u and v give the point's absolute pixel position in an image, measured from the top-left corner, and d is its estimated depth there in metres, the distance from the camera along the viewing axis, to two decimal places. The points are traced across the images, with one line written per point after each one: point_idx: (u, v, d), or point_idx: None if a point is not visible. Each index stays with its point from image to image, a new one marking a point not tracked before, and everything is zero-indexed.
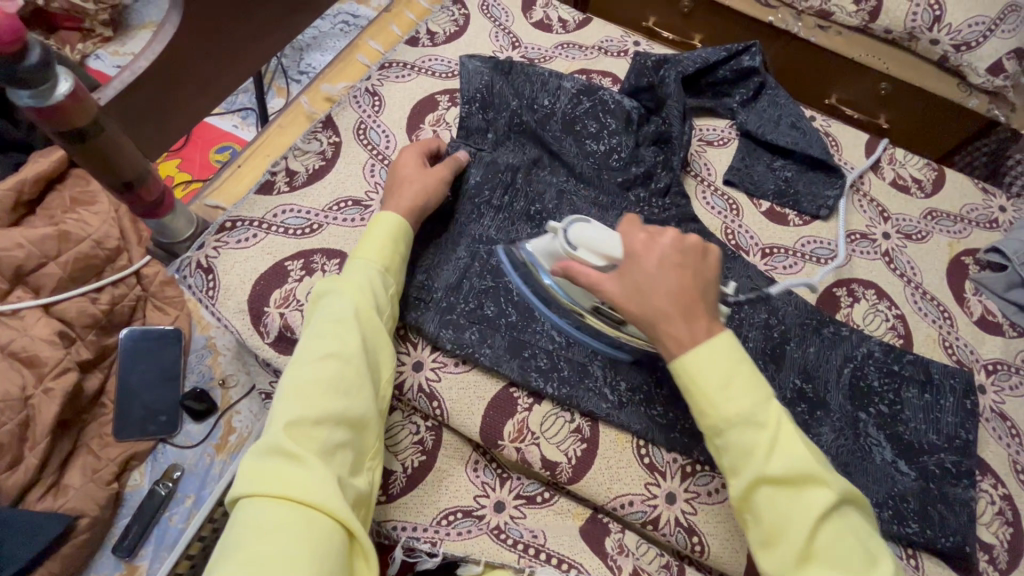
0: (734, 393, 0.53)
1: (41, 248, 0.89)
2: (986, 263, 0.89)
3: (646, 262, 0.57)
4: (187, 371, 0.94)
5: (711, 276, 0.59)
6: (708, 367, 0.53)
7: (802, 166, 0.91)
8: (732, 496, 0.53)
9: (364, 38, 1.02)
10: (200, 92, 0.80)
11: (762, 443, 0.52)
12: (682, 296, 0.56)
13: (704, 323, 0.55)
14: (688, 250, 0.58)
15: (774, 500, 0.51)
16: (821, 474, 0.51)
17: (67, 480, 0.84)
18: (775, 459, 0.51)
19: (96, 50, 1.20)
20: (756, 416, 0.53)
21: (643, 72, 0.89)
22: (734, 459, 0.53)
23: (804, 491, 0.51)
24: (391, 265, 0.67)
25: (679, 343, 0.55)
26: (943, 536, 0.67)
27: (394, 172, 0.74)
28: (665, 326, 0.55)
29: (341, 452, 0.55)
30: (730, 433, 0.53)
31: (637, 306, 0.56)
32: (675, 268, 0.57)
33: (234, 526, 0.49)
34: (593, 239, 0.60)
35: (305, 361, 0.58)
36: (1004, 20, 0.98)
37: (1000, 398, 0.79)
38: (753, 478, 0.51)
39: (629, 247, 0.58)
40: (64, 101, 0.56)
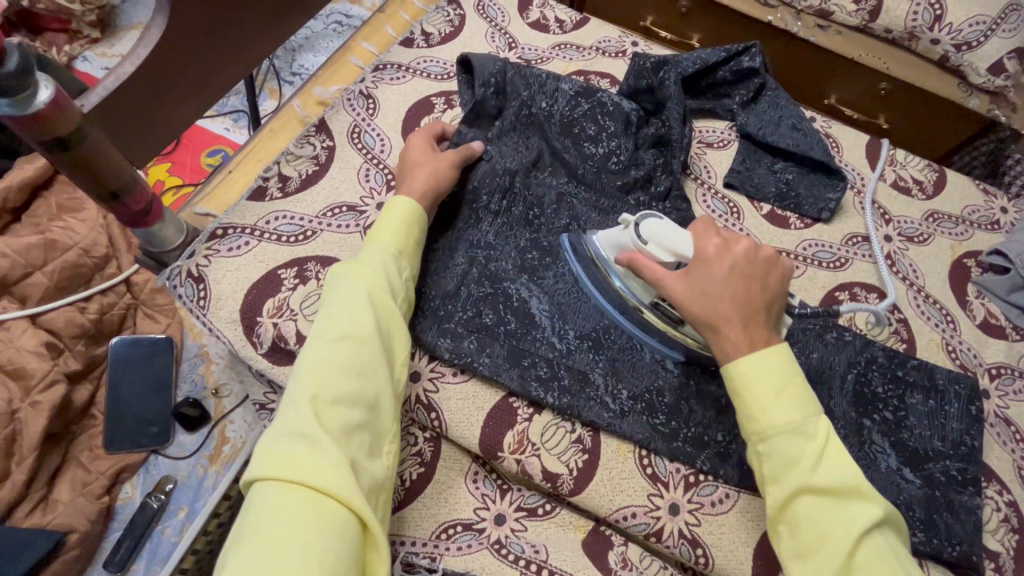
0: (781, 403, 0.55)
1: (26, 257, 0.88)
2: (988, 265, 0.89)
3: (716, 268, 0.60)
4: (179, 381, 0.92)
5: (778, 290, 0.61)
6: (762, 377, 0.56)
7: (803, 168, 0.90)
8: (770, 504, 0.55)
9: (358, 39, 1.00)
10: (189, 96, 0.78)
11: (810, 453, 0.53)
12: (748, 305, 0.58)
13: (765, 333, 0.58)
14: (760, 261, 0.61)
15: (815, 510, 0.52)
16: (866, 490, 0.52)
17: (56, 495, 0.82)
18: (821, 471, 0.53)
19: (83, 52, 1.18)
20: (804, 428, 0.54)
21: (642, 73, 0.87)
22: (776, 467, 0.54)
23: (848, 505, 0.52)
24: (405, 249, 0.66)
25: (737, 348, 0.57)
26: (949, 545, 0.66)
27: (405, 159, 0.74)
28: (726, 330, 0.58)
29: (356, 435, 0.53)
30: (776, 441, 0.54)
31: (700, 307, 0.59)
32: (742, 277, 0.60)
33: (246, 510, 0.47)
34: (665, 236, 0.62)
35: (319, 342, 0.57)
36: (1005, 19, 0.98)
37: (1004, 402, 0.79)
38: (795, 486, 0.53)
39: (703, 251, 0.61)
40: (44, 109, 0.54)
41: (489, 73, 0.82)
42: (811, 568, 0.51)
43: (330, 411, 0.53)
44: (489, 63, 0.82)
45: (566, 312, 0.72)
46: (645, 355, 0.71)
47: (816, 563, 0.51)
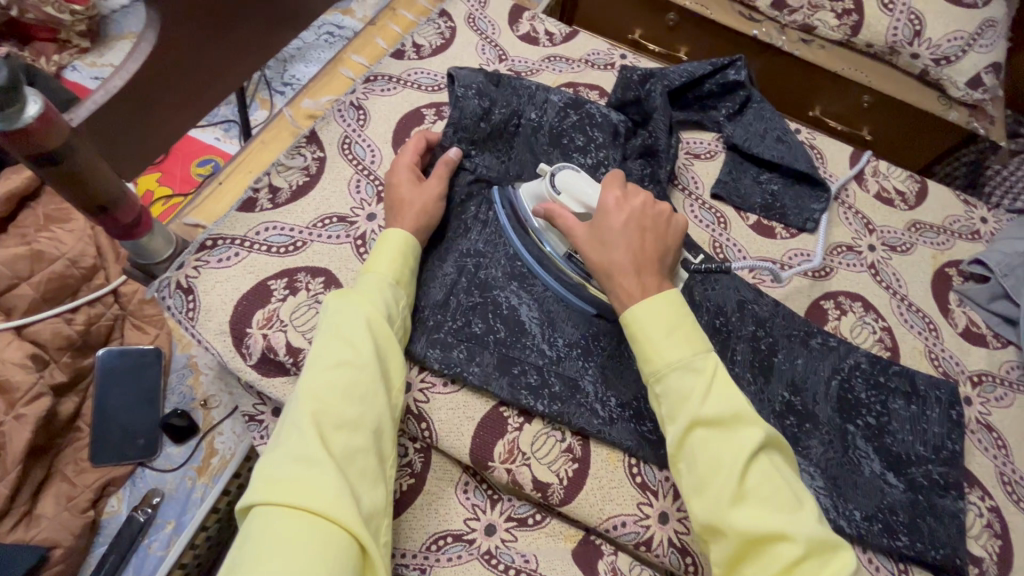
0: (673, 342, 0.56)
1: (12, 268, 0.87)
2: (969, 274, 0.90)
3: (613, 217, 0.63)
4: (167, 392, 0.91)
5: (671, 244, 0.64)
6: (657, 318, 0.57)
7: (788, 179, 0.92)
8: (668, 442, 0.54)
9: (348, 51, 1.01)
10: (177, 110, 0.78)
11: (698, 387, 0.53)
12: (641, 253, 0.61)
13: (656, 280, 0.60)
14: (656, 216, 0.64)
15: (707, 443, 0.52)
16: (751, 415, 0.53)
17: (40, 509, 0.81)
18: (709, 402, 0.53)
19: (72, 62, 1.17)
20: (694, 363, 0.55)
21: (628, 86, 0.89)
22: (671, 405, 0.55)
23: (736, 433, 0.52)
24: (402, 277, 0.67)
25: (630, 294, 0.59)
26: (933, 549, 0.67)
27: (394, 191, 0.73)
28: (619, 276, 0.60)
29: (359, 460, 0.53)
30: (670, 378, 0.55)
31: (598, 253, 0.62)
32: (637, 227, 0.63)
33: (248, 536, 0.47)
34: (575, 187, 0.68)
35: (318, 366, 0.56)
36: (982, 35, 1.01)
37: (986, 409, 0.80)
38: (687, 420, 0.53)
39: (604, 201, 0.65)
40: (33, 124, 0.54)
41: (475, 87, 0.81)
42: (708, 499, 0.51)
43: (332, 436, 0.53)
44: (476, 78, 0.82)
45: (557, 321, 0.73)
46: (633, 364, 0.72)
47: (713, 494, 0.51)
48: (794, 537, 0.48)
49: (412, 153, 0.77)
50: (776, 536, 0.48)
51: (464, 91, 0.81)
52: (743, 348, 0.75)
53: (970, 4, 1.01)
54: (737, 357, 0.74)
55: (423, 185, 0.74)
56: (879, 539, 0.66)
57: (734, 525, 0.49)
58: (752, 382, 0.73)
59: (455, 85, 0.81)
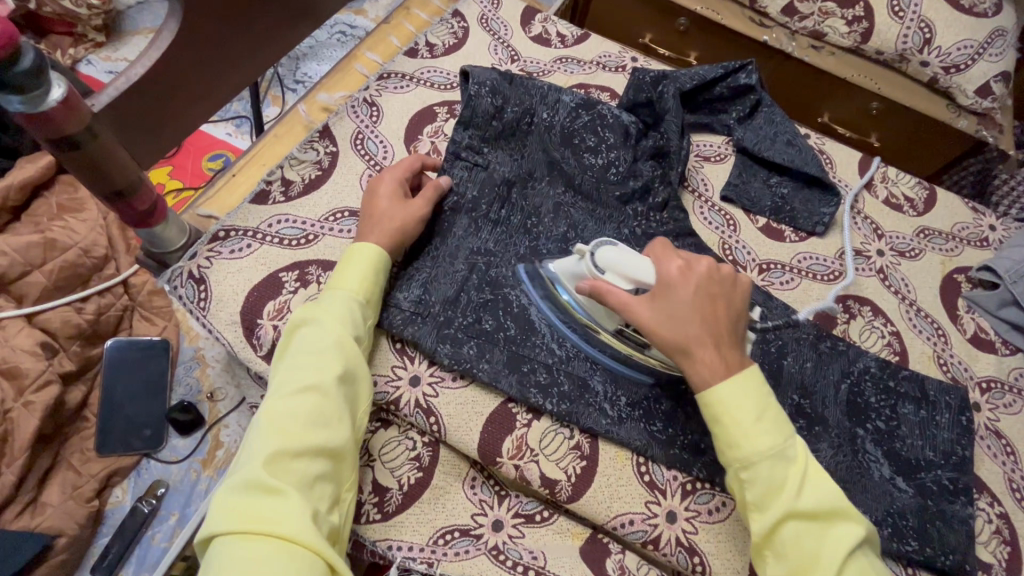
0: (760, 430, 0.55)
1: (25, 256, 0.87)
2: (978, 281, 0.90)
3: (682, 291, 0.59)
4: (174, 383, 0.91)
5: (738, 309, 0.61)
6: (742, 405, 0.56)
7: (798, 183, 0.92)
8: (756, 531, 0.54)
9: (362, 48, 1.02)
10: (195, 101, 0.78)
11: (792, 478, 0.54)
12: (715, 326, 0.58)
13: (734, 354, 0.58)
14: (722, 280, 0.61)
15: (799, 536, 0.53)
16: (847, 510, 0.54)
17: (46, 498, 0.81)
18: (805, 495, 0.53)
19: (87, 56, 1.19)
20: (784, 452, 0.55)
21: (641, 87, 0.89)
22: (761, 494, 0.54)
23: (831, 529, 0.53)
24: (372, 296, 0.66)
25: (713, 371, 0.57)
26: (942, 554, 0.66)
27: (372, 205, 0.72)
28: (697, 352, 0.57)
29: (320, 484, 0.53)
30: (760, 467, 0.55)
31: (671, 332, 0.58)
32: (708, 297, 0.59)
33: (209, 568, 0.46)
34: (622, 263, 0.61)
35: (284, 390, 0.56)
36: (991, 44, 1.02)
37: (994, 415, 0.80)
38: (781, 513, 0.53)
39: (666, 274, 0.60)
40: (56, 109, 0.54)
41: (489, 85, 0.81)
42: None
43: (295, 462, 0.52)
44: (486, 78, 0.81)
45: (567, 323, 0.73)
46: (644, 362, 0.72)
47: None
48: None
49: (400, 171, 0.75)
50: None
51: (478, 88, 0.81)
52: (752, 350, 0.75)
53: (981, 13, 1.02)
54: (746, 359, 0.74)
55: (407, 203, 0.72)
56: (888, 543, 0.66)
57: None
58: None
59: (469, 82, 0.81)
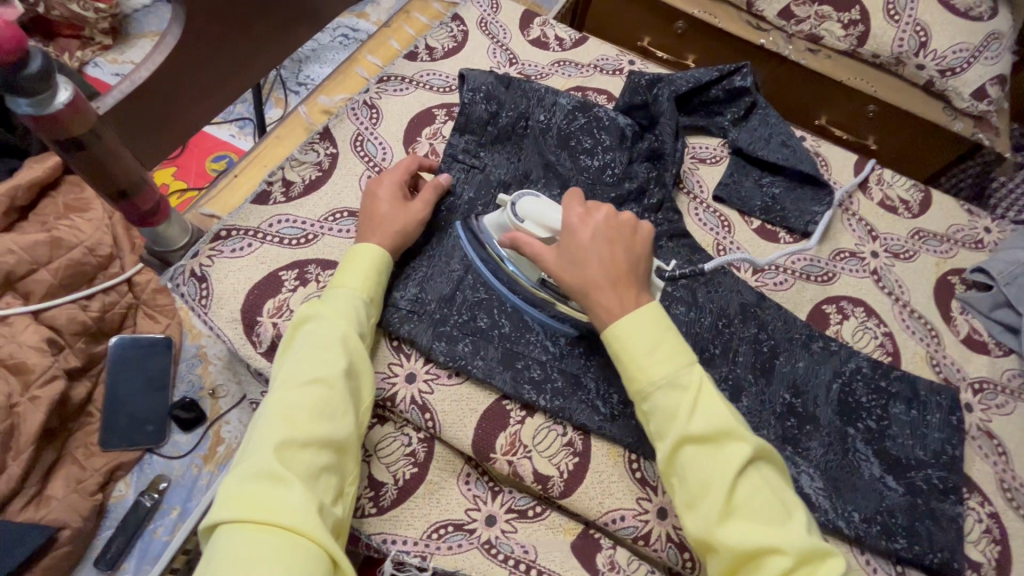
0: (656, 359, 0.56)
1: (32, 254, 0.89)
2: (972, 282, 0.91)
3: (581, 236, 0.61)
4: (176, 380, 0.93)
5: (642, 253, 0.62)
6: (638, 336, 0.56)
7: (792, 185, 0.93)
8: (659, 459, 0.55)
9: (363, 52, 1.04)
10: (198, 103, 0.80)
11: (683, 403, 0.54)
12: (615, 268, 0.59)
13: (635, 294, 0.59)
14: (622, 226, 0.62)
15: (696, 459, 0.53)
16: (738, 430, 0.53)
17: (50, 491, 0.83)
18: (696, 418, 0.53)
19: (94, 58, 1.21)
20: (678, 380, 0.55)
21: (637, 90, 0.91)
22: (660, 422, 0.55)
23: (723, 448, 0.53)
24: (375, 294, 0.68)
25: (610, 311, 0.58)
26: (931, 552, 0.67)
27: (372, 206, 0.73)
28: (595, 295, 0.59)
29: (323, 476, 0.54)
30: (657, 398, 0.55)
31: (571, 274, 0.60)
32: (607, 242, 0.61)
33: (214, 555, 0.46)
34: (536, 212, 0.65)
35: (290, 383, 0.57)
36: (987, 47, 1.03)
37: (987, 416, 0.80)
38: (675, 438, 0.53)
39: (568, 221, 0.62)
40: (63, 110, 0.56)
41: (484, 90, 0.84)
42: (699, 515, 0.52)
43: (301, 453, 0.53)
44: (480, 84, 0.84)
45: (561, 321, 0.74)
46: None
47: (703, 509, 0.52)
48: (786, 550, 0.49)
49: (400, 173, 0.76)
50: (767, 551, 0.49)
51: (471, 95, 0.83)
52: (744, 349, 0.76)
53: (977, 16, 1.03)
54: (738, 358, 0.75)
55: (407, 206, 0.74)
56: (876, 540, 0.67)
57: (726, 541, 0.50)
58: (752, 383, 0.74)
59: (463, 89, 0.84)
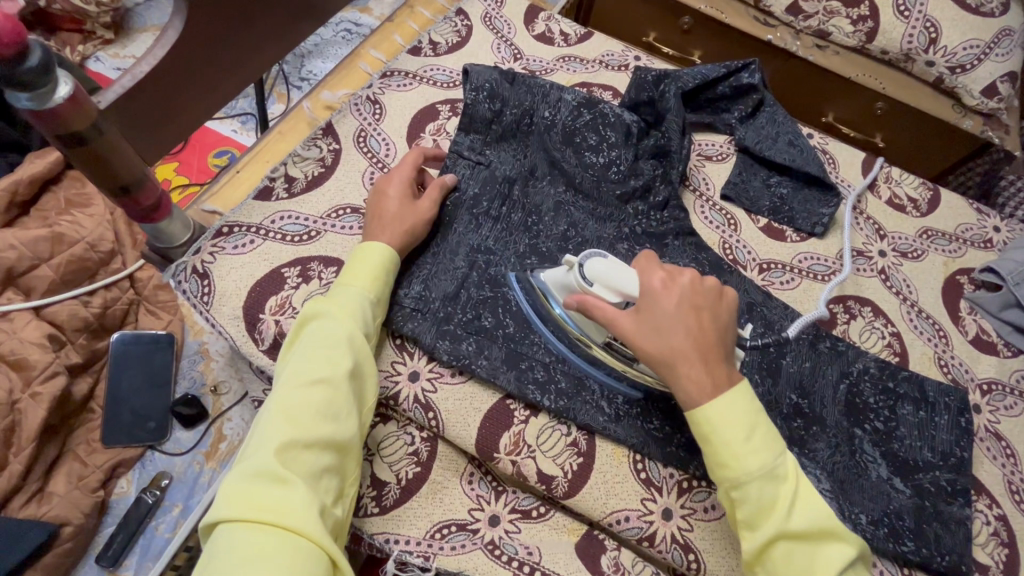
0: (752, 449, 0.54)
1: (33, 250, 0.88)
2: (981, 282, 0.90)
3: (666, 303, 0.57)
4: (178, 377, 0.93)
5: (727, 321, 0.59)
6: (731, 423, 0.54)
7: (799, 183, 0.92)
8: (747, 549, 0.54)
9: (366, 46, 1.02)
10: (200, 98, 0.79)
11: (783, 499, 0.53)
12: (703, 342, 0.56)
13: (723, 370, 0.56)
14: (707, 291, 0.59)
15: (789, 555, 0.53)
16: (837, 530, 0.53)
17: (52, 487, 0.82)
18: (795, 515, 0.53)
19: (95, 53, 1.20)
20: (776, 472, 0.54)
21: (643, 86, 0.90)
22: (752, 514, 0.53)
23: (819, 547, 0.53)
24: (381, 293, 0.67)
25: (700, 388, 0.55)
26: (939, 554, 0.66)
27: (380, 204, 0.72)
28: (683, 368, 0.55)
29: (326, 477, 0.54)
30: (751, 488, 0.53)
31: (656, 345, 0.56)
32: (692, 309, 0.57)
33: (215, 554, 0.46)
34: (611, 275, 0.59)
35: (295, 381, 0.56)
36: (998, 44, 1.02)
37: (995, 417, 0.80)
38: (773, 534, 0.52)
39: (650, 287, 0.58)
40: (63, 105, 0.55)
41: (487, 88, 0.82)
42: None
43: (303, 453, 0.53)
44: (484, 81, 0.82)
45: None
46: None
47: None
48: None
49: (407, 170, 0.75)
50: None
51: (474, 93, 0.82)
52: (751, 350, 0.75)
53: (988, 12, 1.02)
54: (743, 358, 0.74)
55: (415, 205, 0.73)
56: (883, 543, 0.66)
57: None
58: (758, 383, 0.73)
59: (466, 88, 0.82)
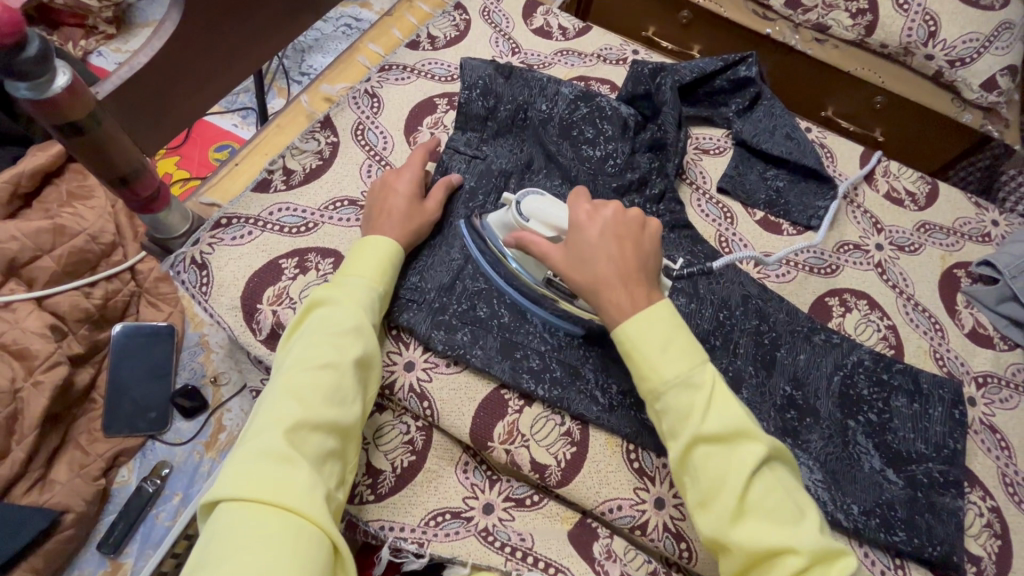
0: (670, 356, 0.55)
1: (35, 241, 0.90)
2: (978, 276, 0.90)
3: (589, 233, 0.60)
4: (179, 368, 0.94)
5: (652, 250, 0.61)
6: (650, 333, 0.55)
7: (795, 176, 0.92)
8: (671, 459, 0.54)
9: (365, 41, 1.03)
10: (198, 90, 0.80)
11: (697, 403, 0.53)
12: (625, 265, 0.59)
13: (644, 290, 0.58)
14: (630, 222, 0.62)
15: (709, 459, 0.52)
16: (753, 430, 0.53)
17: (54, 475, 0.84)
18: (710, 418, 0.52)
19: (98, 48, 1.21)
20: (692, 379, 0.54)
21: (639, 80, 0.90)
22: (672, 421, 0.54)
23: (736, 447, 0.52)
24: (386, 283, 0.68)
25: (621, 309, 0.57)
26: (931, 545, 0.67)
27: (385, 200, 0.73)
28: (605, 292, 0.58)
29: (329, 462, 0.55)
30: (669, 396, 0.54)
31: (580, 273, 0.60)
32: (615, 238, 0.60)
33: (219, 531, 0.47)
34: (543, 210, 0.65)
35: (301, 366, 0.57)
36: (998, 37, 1.01)
37: (990, 410, 0.80)
38: (689, 438, 0.52)
39: (575, 218, 0.62)
40: (61, 94, 0.56)
41: (481, 85, 0.84)
42: (713, 515, 0.51)
43: (309, 437, 0.54)
44: (477, 79, 0.84)
45: None
46: None
47: (716, 509, 0.51)
48: (799, 550, 0.48)
49: (415, 169, 0.77)
50: (782, 551, 0.49)
51: (469, 91, 0.84)
52: (745, 341, 0.75)
53: (987, 6, 1.01)
54: (737, 350, 0.75)
55: (421, 206, 0.74)
56: (875, 533, 0.66)
57: (739, 541, 0.50)
58: (752, 375, 0.73)
59: (462, 88, 0.85)
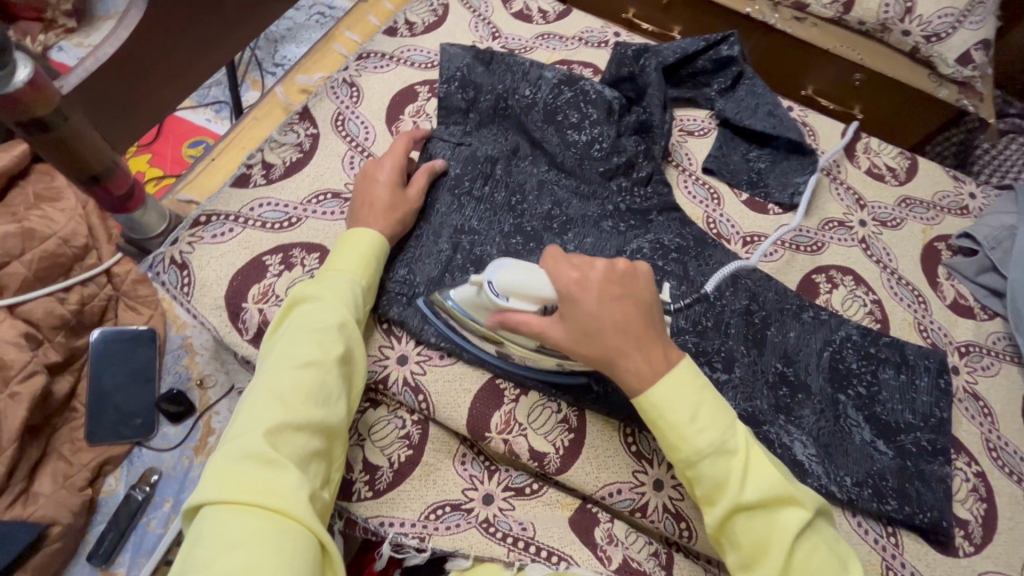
0: (700, 424, 0.54)
1: (2, 246, 0.86)
2: (958, 248, 0.91)
3: (589, 304, 0.55)
4: (163, 372, 0.91)
5: (649, 299, 0.58)
6: (677, 402, 0.54)
7: (778, 155, 0.93)
8: (709, 525, 0.54)
9: (341, 28, 1.00)
10: (167, 82, 0.77)
11: (733, 472, 0.52)
12: (637, 326, 0.56)
13: (661, 351, 0.56)
14: (622, 276, 0.57)
15: (750, 524, 0.52)
16: (796, 495, 0.53)
17: (37, 488, 0.81)
18: (749, 486, 0.52)
19: (58, 42, 1.16)
20: (726, 445, 0.53)
21: (623, 62, 0.89)
22: (707, 491, 0.54)
23: (778, 514, 0.52)
24: (369, 278, 0.66)
25: (639, 376, 0.55)
26: (921, 512, 0.68)
27: (366, 189, 0.72)
28: (624, 362, 0.55)
29: (315, 462, 0.54)
30: (703, 465, 0.53)
31: (587, 348, 0.56)
32: (614, 301, 0.56)
33: (202, 535, 0.45)
34: (518, 286, 0.57)
35: (284, 365, 0.56)
36: (972, 12, 1.02)
37: (972, 378, 0.82)
38: (728, 508, 0.52)
39: (562, 290, 0.56)
40: (23, 89, 0.53)
41: (460, 76, 0.84)
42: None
43: (293, 437, 0.52)
44: (455, 70, 0.84)
45: None
46: None
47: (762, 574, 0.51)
48: None
49: (397, 156, 0.75)
50: None
51: (449, 82, 0.83)
52: (736, 321, 0.76)
53: None
54: (729, 330, 0.75)
55: (401, 190, 0.73)
56: (867, 503, 0.68)
57: None
58: (744, 354, 0.74)
59: (441, 80, 0.84)
